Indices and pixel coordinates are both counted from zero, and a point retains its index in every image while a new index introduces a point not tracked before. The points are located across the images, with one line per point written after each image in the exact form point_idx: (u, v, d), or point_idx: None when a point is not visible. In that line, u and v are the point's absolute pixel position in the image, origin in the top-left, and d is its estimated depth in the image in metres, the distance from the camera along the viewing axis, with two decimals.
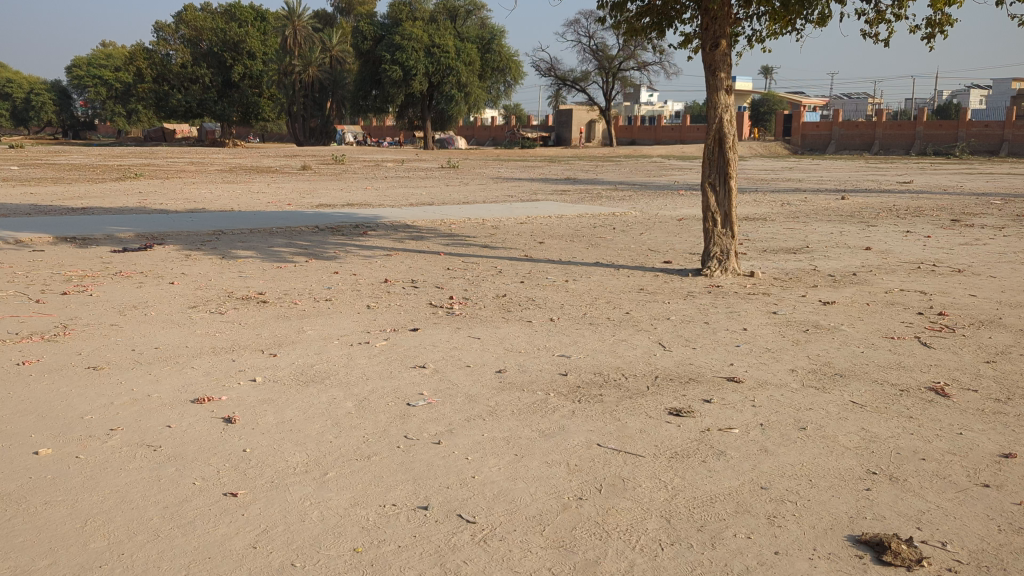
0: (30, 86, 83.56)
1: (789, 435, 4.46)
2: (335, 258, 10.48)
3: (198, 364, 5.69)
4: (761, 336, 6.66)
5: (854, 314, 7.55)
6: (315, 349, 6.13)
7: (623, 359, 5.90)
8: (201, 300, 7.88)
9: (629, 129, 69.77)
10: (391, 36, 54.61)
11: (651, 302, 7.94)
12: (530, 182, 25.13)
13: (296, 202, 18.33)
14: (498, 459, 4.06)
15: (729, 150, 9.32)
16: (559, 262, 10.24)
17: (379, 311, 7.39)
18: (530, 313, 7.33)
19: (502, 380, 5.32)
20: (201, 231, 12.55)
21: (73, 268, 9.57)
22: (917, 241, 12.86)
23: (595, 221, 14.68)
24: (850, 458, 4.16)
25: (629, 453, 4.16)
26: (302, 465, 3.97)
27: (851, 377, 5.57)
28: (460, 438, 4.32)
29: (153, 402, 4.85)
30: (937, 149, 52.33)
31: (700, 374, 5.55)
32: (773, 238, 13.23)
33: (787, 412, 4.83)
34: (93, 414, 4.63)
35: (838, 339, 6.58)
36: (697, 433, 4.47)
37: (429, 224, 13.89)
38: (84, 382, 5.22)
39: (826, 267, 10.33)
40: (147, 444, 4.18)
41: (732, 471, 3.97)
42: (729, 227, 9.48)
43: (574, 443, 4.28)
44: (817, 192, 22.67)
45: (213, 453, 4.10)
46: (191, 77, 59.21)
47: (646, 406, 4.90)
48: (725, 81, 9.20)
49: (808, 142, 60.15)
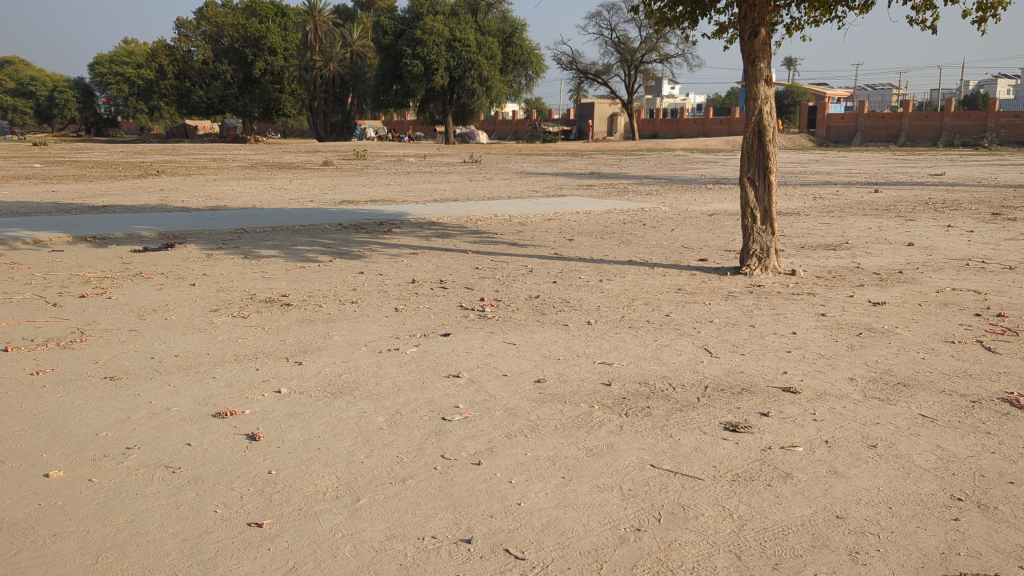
0: (54, 85, 84.19)
1: (858, 454, 4.09)
2: (361, 257, 10.19)
3: (219, 373, 5.42)
4: (812, 341, 6.28)
5: (909, 316, 7.12)
6: (341, 356, 5.83)
7: (668, 367, 5.54)
8: (222, 303, 7.61)
9: (650, 122, 69.14)
10: (412, 29, 54.37)
11: (691, 304, 7.57)
12: (553, 177, 24.78)
13: (319, 198, 18.03)
14: (544, 482, 3.73)
15: (770, 143, 8.90)
16: (591, 260, 9.88)
17: (408, 315, 7.07)
18: (565, 316, 6.99)
19: (542, 392, 4.99)
20: (222, 230, 12.29)
21: (91, 269, 9.34)
22: (960, 236, 12.37)
23: (624, 217, 14.32)
24: (931, 481, 3.78)
25: (686, 476, 3.82)
26: (333, 490, 3.66)
27: (915, 386, 5.18)
28: (502, 458, 3.99)
29: (173, 416, 4.57)
30: (965, 140, 51.36)
31: (753, 384, 5.18)
32: (809, 233, 12.79)
33: (853, 427, 4.45)
34: (108, 431, 4.35)
35: (895, 344, 6.18)
36: (757, 452, 4.11)
37: (454, 221, 13.59)
38: (100, 394, 4.96)
39: (870, 264, 9.90)
40: (166, 465, 3.91)
41: (802, 497, 3.61)
42: (769, 223, 9.06)
43: (626, 464, 3.94)
44: (848, 186, 22.08)
45: (236, 475, 3.81)
46: (213, 74, 58.80)
47: (699, 420, 4.55)
48: (765, 71, 8.77)
49: (833, 134, 59.18)
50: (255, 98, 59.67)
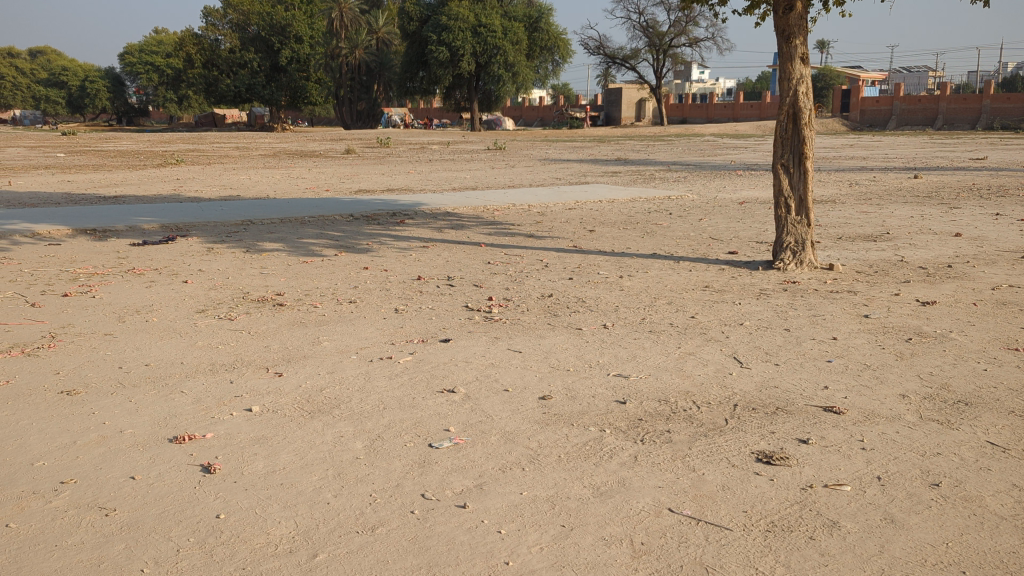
0: (85, 75, 85.01)
1: (918, 497, 3.41)
2: (368, 250, 9.65)
3: (191, 387, 4.85)
4: (856, 348, 5.57)
5: (964, 318, 6.37)
6: (328, 366, 5.25)
7: (692, 381, 4.87)
8: (211, 302, 7.08)
9: (679, 107, 67.81)
10: (438, 16, 53.63)
11: (720, 303, 6.90)
12: (577, 164, 24.05)
13: (335, 187, 17.55)
14: (539, 534, 3.12)
15: (805, 126, 8.14)
16: (611, 254, 9.21)
17: (408, 317, 6.47)
18: (580, 318, 6.35)
19: (546, 412, 4.37)
20: (228, 221, 11.78)
21: (84, 264, 8.86)
22: (1011, 226, 11.49)
23: (648, 205, 13.64)
24: (1011, 535, 3.11)
25: (710, 524, 3.18)
26: (287, 542, 3.09)
27: (978, 406, 4.47)
28: (493, 500, 3.39)
29: (126, 441, 4.02)
30: (1004, 123, 49.76)
31: (789, 403, 4.51)
32: (847, 223, 12.03)
33: (910, 460, 3.77)
34: (47, 460, 3.81)
35: (950, 352, 5.47)
36: (797, 492, 3.46)
37: (470, 211, 13.01)
38: (50, 413, 4.41)
39: (914, 258, 9.09)
40: (100, 507, 3.35)
41: (853, 556, 2.97)
42: (804, 214, 8.30)
43: (638, 508, 3.31)
44: (885, 172, 21.03)
45: (177, 521, 3.24)
46: (240, 62, 58.73)
47: (728, 449, 3.90)
48: (801, 48, 8.02)
49: (867, 118, 57.34)
50: (282, 86, 59.47)
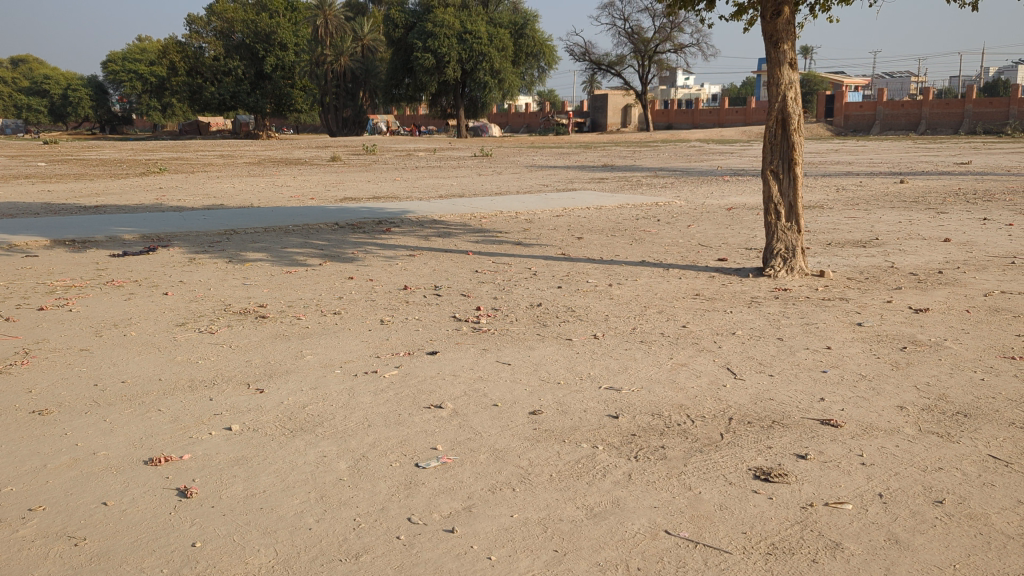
0: (69, 82, 84.41)
1: (922, 515, 3.30)
2: (353, 259, 9.50)
3: (168, 405, 4.69)
4: (851, 358, 5.47)
5: (957, 325, 6.29)
6: (310, 380, 5.11)
7: (685, 394, 4.75)
8: (192, 315, 6.91)
9: (664, 113, 67.92)
10: (423, 23, 53.47)
11: (711, 312, 6.79)
12: (564, 170, 23.95)
13: (320, 195, 17.37)
14: (531, 560, 2.99)
15: (794, 132, 8.06)
16: (600, 261, 9.10)
17: (394, 329, 6.32)
18: (569, 328, 6.22)
19: (536, 428, 4.23)
20: (211, 231, 11.59)
21: (62, 276, 8.67)
22: (999, 230, 11.45)
23: (636, 212, 13.56)
24: (1019, 555, 3.00)
25: (709, 547, 3.06)
26: (266, 572, 2.94)
27: (978, 418, 4.37)
28: (482, 523, 3.25)
29: (99, 464, 3.86)
30: (987, 127, 50.04)
31: (786, 416, 4.40)
32: (836, 228, 11.97)
33: (911, 476, 3.66)
34: (14, 485, 3.65)
35: (946, 361, 5.38)
36: (797, 511, 3.34)
37: (457, 218, 12.88)
38: (20, 435, 4.24)
39: (904, 264, 9.03)
40: (69, 535, 3.19)
41: None
42: (794, 220, 8.22)
43: (634, 530, 3.19)
44: (872, 177, 21.05)
45: (150, 550, 3.08)
46: (224, 69, 58.43)
47: (725, 465, 3.78)
48: (789, 53, 7.94)
49: (852, 123, 57.57)
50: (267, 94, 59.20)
